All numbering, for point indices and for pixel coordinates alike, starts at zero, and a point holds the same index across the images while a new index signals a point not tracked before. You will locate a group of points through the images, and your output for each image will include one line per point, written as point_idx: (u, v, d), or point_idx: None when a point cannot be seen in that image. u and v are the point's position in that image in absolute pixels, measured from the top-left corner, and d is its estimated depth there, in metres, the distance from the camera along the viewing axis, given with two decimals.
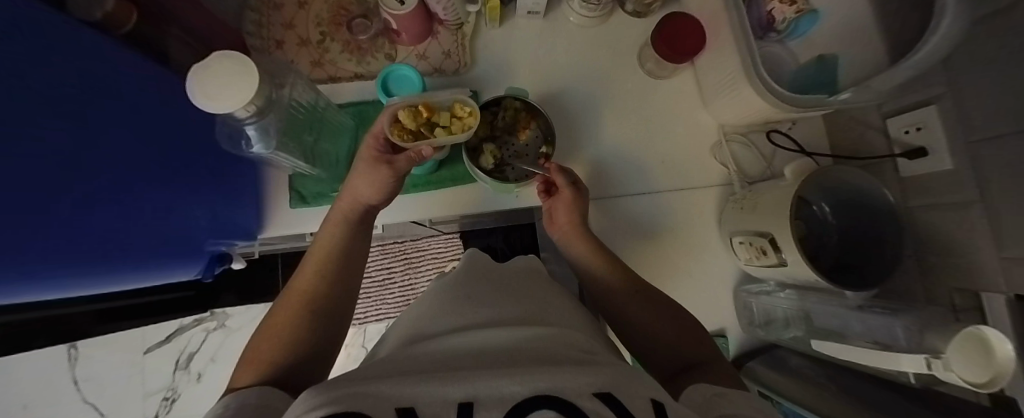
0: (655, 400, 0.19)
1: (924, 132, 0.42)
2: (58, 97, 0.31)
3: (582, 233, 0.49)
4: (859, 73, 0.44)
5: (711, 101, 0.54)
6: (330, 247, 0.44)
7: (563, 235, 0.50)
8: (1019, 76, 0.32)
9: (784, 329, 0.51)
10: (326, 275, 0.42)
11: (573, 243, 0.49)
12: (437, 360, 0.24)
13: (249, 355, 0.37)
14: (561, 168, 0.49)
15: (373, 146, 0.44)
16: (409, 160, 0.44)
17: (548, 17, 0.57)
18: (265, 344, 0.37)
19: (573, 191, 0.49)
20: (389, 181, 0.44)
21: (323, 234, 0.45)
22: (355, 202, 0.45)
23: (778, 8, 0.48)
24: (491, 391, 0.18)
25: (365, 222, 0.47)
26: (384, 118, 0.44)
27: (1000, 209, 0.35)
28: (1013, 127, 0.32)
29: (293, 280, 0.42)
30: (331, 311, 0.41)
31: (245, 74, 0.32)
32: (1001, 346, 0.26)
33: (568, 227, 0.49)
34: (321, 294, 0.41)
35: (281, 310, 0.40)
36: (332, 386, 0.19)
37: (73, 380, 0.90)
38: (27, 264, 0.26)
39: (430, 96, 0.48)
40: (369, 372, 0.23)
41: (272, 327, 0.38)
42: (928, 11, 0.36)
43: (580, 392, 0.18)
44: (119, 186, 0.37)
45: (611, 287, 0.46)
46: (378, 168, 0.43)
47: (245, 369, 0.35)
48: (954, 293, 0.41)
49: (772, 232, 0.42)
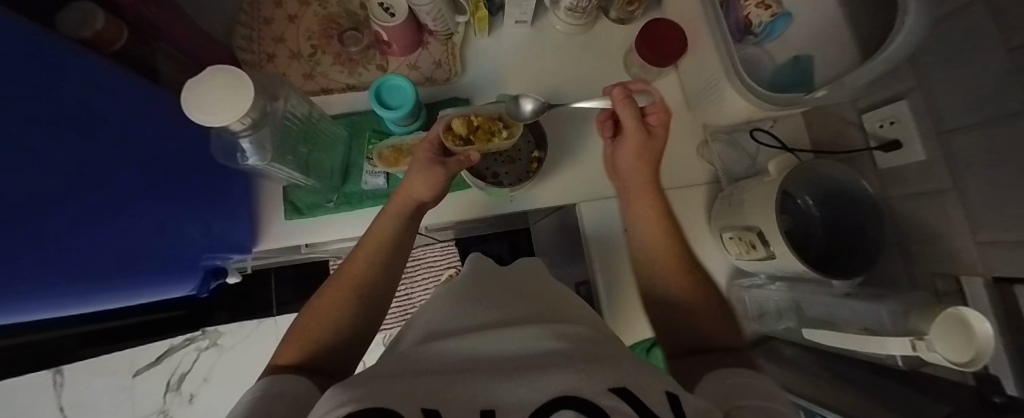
0: (669, 392, 0.20)
1: (897, 126, 0.44)
2: (43, 114, 0.30)
3: (651, 187, 0.46)
4: (833, 72, 0.47)
5: (695, 102, 0.55)
6: (383, 237, 0.42)
7: (638, 217, 0.46)
8: (979, 72, 0.34)
9: (778, 320, 0.52)
10: (375, 266, 0.41)
11: (637, 199, 0.46)
12: (447, 364, 0.24)
13: (293, 332, 0.37)
14: (627, 97, 0.44)
15: (428, 148, 0.45)
16: (459, 164, 0.44)
17: (535, 25, 0.59)
18: (313, 322, 0.37)
19: (642, 137, 0.45)
20: (444, 180, 0.44)
21: (378, 223, 0.44)
22: (409, 200, 0.44)
23: (754, 12, 0.50)
24: (508, 400, 0.18)
25: (416, 219, 0.46)
26: (439, 126, 0.47)
27: (973, 196, 0.36)
28: (981, 118, 0.34)
29: (344, 265, 0.42)
30: (375, 304, 0.40)
31: (230, 112, 0.31)
32: (979, 324, 0.28)
33: (643, 212, 0.45)
34: (369, 283, 0.40)
35: (329, 293, 0.39)
36: (355, 383, 0.20)
37: (61, 409, 0.87)
38: (14, 286, 0.25)
39: (478, 106, 0.51)
40: (386, 371, 0.23)
41: (318, 309, 0.38)
42: (893, 13, 0.38)
43: (597, 390, 0.18)
44: (109, 207, 0.36)
45: (652, 272, 0.42)
46: (432, 168, 0.43)
47: (290, 346, 0.35)
48: (935, 278, 0.42)
49: (758, 227, 0.44)
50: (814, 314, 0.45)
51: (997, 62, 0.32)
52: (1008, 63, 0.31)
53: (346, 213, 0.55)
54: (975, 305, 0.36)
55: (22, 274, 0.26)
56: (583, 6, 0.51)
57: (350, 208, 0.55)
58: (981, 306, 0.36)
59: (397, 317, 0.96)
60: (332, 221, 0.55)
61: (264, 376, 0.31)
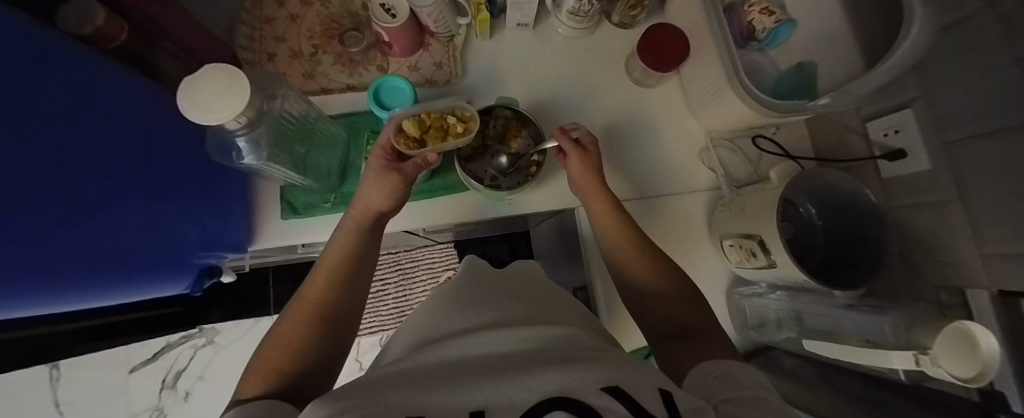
0: (663, 389, 0.20)
1: (902, 135, 0.43)
2: (37, 108, 0.30)
3: (601, 193, 0.47)
4: (838, 79, 0.46)
5: (697, 108, 0.55)
6: (341, 254, 0.43)
7: (601, 224, 0.47)
8: (986, 82, 0.33)
9: (777, 330, 0.50)
10: (337, 281, 0.41)
11: (594, 200, 0.47)
12: (436, 370, 0.24)
13: (256, 365, 0.35)
14: (563, 130, 0.49)
15: (381, 156, 0.45)
16: (416, 167, 0.46)
17: (537, 29, 0.59)
18: (275, 352, 0.35)
19: (581, 154, 0.48)
20: (400, 186, 0.45)
21: (333, 243, 0.44)
22: (365, 210, 0.45)
23: (757, 18, 0.49)
24: (500, 404, 0.18)
25: (377, 231, 0.46)
26: (390, 129, 0.46)
27: (979, 207, 0.36)
28: (985, 129, 0.34)
29: (304, 288, 0.41)
30: (342, 320, 0.40)
31: (230, 110, 0.31)
32: (986, 340, 0.27)
33: (613, 234, 0.45)
34: (331, 301, 0.40)
35: (290, 319, 0.38)
36: (339, 396, 0.19)
37: (55, 404, 0.87)
38: (12, 280, 0.25)
39: (431, 104, 0.50)
40: (375, 381, 0.23)
41: (280, 335, 0.37)
42: (899, 20, 0.37)
43: (589, 390, 0.18)
44: (104, 204, 0.36)
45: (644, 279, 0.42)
46: (387, 175, 0.44)
47: (253, 377, 0.34)
48: (940, 290, 0.41)
49: (759, 235, 0.43)
50: (814, 324, 0.44)
51: (1002, 71, 0.32)
52: (1015, 71, 0.30)
53: (343, 213, 0.55)
54: (981, 319, 0.36)
55: (12, 269, 0.25)
56: (585, 10, 0.51)
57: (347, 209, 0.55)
58: (985, 319, 0.35)
59: (394, 318, 0.95)
60: (329, 221, 0.55)
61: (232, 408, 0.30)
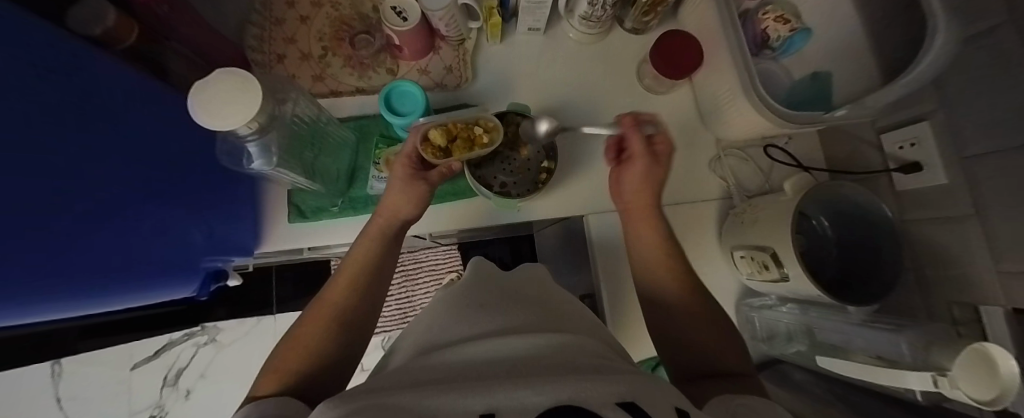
0: (678, 408, 0.19)
1: (919, 148, 0.43)
2: (47, 112, 0.29)
3: (648, 205, 0.47)
4: (853, 90, 0.45)
5: (709, 116, 0.54)
6: (362, 260, 0.42)
7: (643, 233, 0.47)
8: (1006, 97, 0.33)
9: (787, 343, 0.50)
10: (358, 288, 0.40)
11: (639, 220, 0.47)
12: (449, 373, 0.24)
13: (271, 364, 0.35)
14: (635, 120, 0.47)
15: (406, 165, 0.45)
16: (441, 175, 0.47)
17: (547, 33, 0.58)
18: (293, 353, 0.35)
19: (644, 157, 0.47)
20: (426, 195, 0.46)
21: (356, 248, 0.43)
22: (390, 219, 0.44)
23: (772, 26, 0.48)
24: (511, 404, 0.18)
25: (398, 238, 0.46)
26: (416, 137, 0.45)
27: (994, 224, 0.35)
28: (1004, 145, 0.33)
29: (324, 291, 0.41)
30: (360, 325, 0.39)
31: (240, 115, 0.31)
32: (1006, 363, 0.26)
33: (651, 242, 0.46)
34: (350, 307, 0.39)
35: (309, 321, 0.38)
36: (349, 398, 0.19)
37: (56, 400, 0.86)
38: (20, 287, 0.25)
39: (455, 115, 0.50)
40: (382, 384, 0.22)
41: (298, 337, 0.37)
42: (919, 31, 0.37)
43: (603, 403, 0.18)
44: (113, 208, 0.36)
45: (664, 296, 0.42)
46: (416, 184, 0.44)
47: (268, 376, 0.33)
48: (953, 305, 0.41)
49: (772, 248, 0.43)
50: (825, 338, 0.44)
51: None
52: None
53: (352, 217, 0.54)
54: (995, 336, 0.35)
55: (21, 272, 0.25)
56: (598, 15, 0.51)
57: (355, 213, 0.54)
58: (1000, 337, 0.35)
59: (396, 320, 0.95)
60: (338, 225, 0.55)
61: (245, 405, 0.29)
